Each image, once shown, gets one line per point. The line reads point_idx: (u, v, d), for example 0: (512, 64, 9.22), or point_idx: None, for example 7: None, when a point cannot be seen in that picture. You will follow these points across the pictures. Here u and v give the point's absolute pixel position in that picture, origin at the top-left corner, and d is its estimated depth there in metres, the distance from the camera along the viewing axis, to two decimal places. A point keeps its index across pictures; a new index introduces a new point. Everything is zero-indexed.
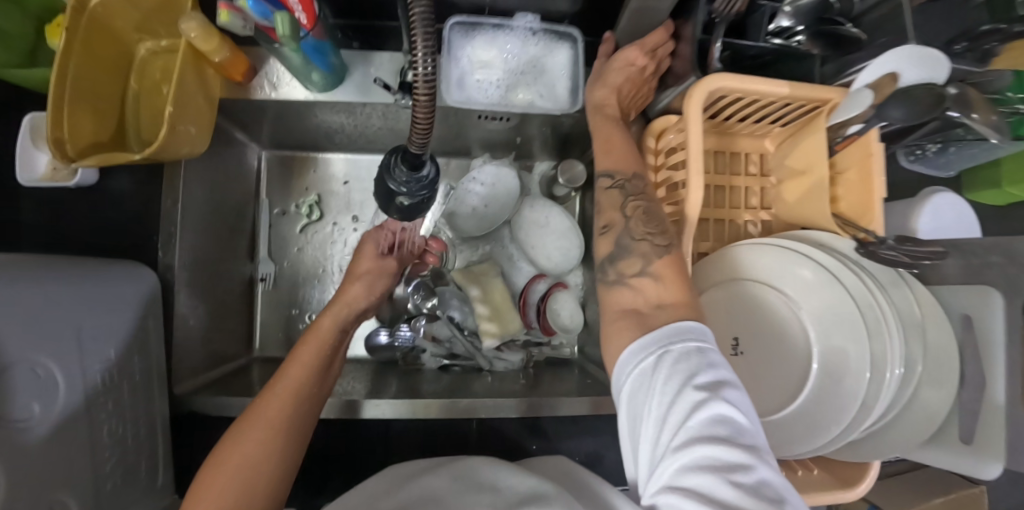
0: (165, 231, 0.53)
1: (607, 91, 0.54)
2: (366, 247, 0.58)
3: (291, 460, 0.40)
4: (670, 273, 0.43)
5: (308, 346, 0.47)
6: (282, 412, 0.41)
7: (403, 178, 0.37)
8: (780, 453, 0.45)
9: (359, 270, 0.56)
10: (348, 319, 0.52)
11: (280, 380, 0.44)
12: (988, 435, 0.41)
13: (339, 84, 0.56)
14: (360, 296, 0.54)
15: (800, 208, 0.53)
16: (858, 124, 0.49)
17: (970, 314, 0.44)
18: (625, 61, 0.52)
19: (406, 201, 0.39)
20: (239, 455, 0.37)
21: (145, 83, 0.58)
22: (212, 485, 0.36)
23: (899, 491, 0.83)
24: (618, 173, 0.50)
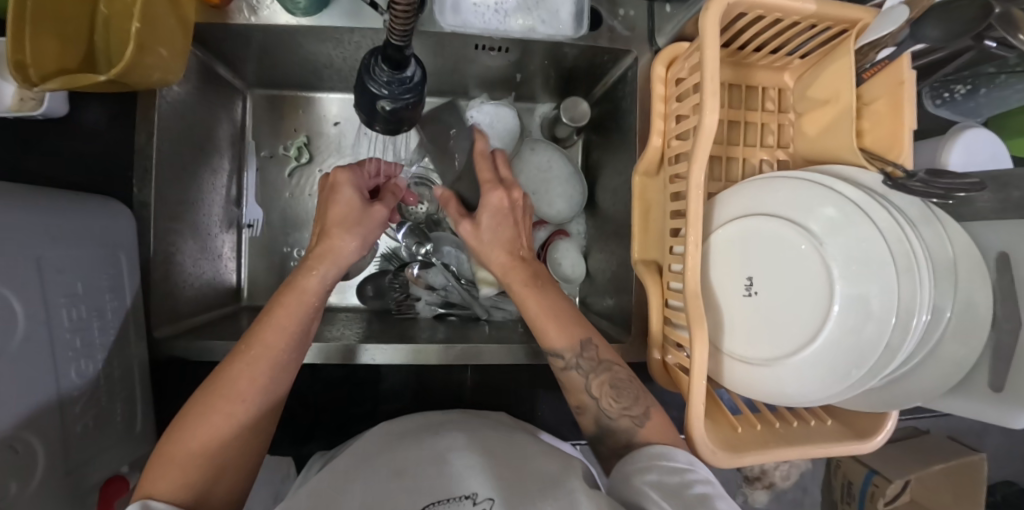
0: (141, 165, 0.50)
1: (501, 252, 0.47)
2: (344, 192, 0.45)
3: (260, 428, 0.40)
4: (611, 379, 0.44)
5: (287, 308, 0.42)
6: (252, 383, 0.39)
7: (386, 78, 0.43)
8: (788, 399, 0.44)
9: (332, 219, 0.45)
10: (335, 278, 0.44)
11: (254, 346, 0.40)
12: (1019, 379, 0.38)
13: (324, 7, 0.51)
14: (342, 251, 0.44)
15: (822, 142, 0.49)
16: (890, 48, 0.45)
17: (1008, 250, 0.40)
18: (491, 206, 0.47)
19: (389, 102, 0.45)
20: (205, 432, 0.36)
21: (116, 8, 0.51)
22: (175, 460, 0.35)
23: (900, 455, 0.81)
24: (530, 301, 0.46)
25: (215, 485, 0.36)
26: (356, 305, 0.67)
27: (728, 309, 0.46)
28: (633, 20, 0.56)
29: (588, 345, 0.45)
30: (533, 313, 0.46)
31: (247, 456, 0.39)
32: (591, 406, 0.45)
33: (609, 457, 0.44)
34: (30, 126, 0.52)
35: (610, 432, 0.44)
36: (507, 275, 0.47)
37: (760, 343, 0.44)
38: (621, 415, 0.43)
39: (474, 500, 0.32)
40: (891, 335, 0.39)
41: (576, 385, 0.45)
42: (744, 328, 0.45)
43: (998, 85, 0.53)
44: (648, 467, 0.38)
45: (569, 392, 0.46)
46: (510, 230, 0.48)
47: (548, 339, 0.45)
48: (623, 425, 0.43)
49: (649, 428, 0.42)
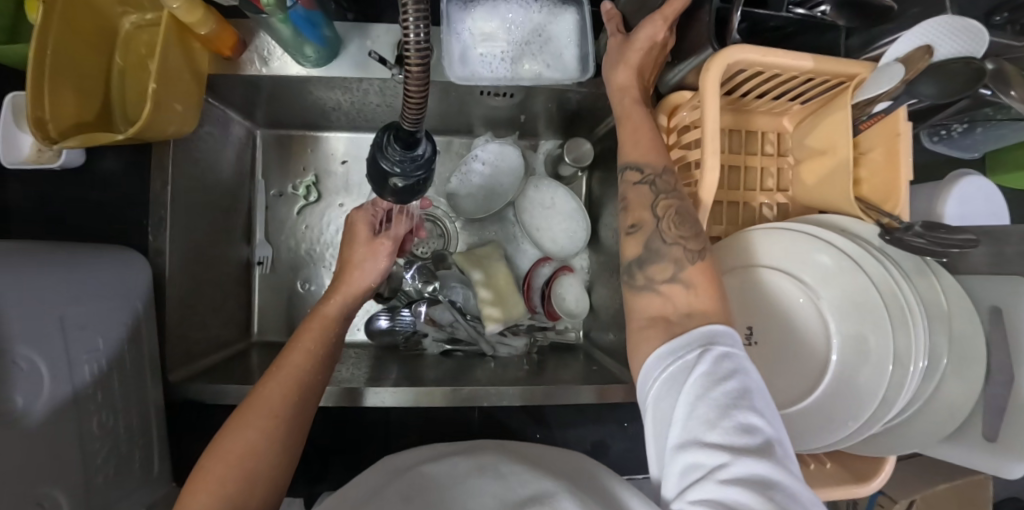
0: (155, 214, 0.51)
1: (624, 71, 0.48)
2: (358, 230, 0.51)
3: (290, 450, 0.39)
4: (675, 204, 0.42)
5: (312, 332, 0.45)
6: (284, 400, 0.40)
7: (397, 158, 0.37)
8: (790, 446, 0.44)
9: (355, 258, 0.50)
10: (351, 308, 0.49)
11: (283, 367, 0.42)
12: (1013, 433, 0.39)
13: (333, 59, 0.53)
14: (358, 283, 0.49)
15: (818, 191, 0.50)
16: (886, 102, 0.45)
17: (1000, 304, 0.41)
18: (645, 37, 0.46)
19: (400, 182, 0.39)
20: (240, 446, 0.37)
21: (129, 58, 0.53)
22: (211, 476, 0.35)
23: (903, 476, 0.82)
24: (633, 114, 0.47)
25: (247, 502, 0.35)
26: (364, 340, 0.69)
27: None
28: None
29: (670, 169, 0.44)
30: (626, 127, 0.47)
31: (278, 478, 0.38)
32: (648, 224, 0.43)
33: (644, 282, 0.42)
34: (50, 176, 0.54)
35: (658, 254, 0.41)
36: (622, 92, 0.48)
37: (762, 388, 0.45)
38: (676, 241, 0.41)
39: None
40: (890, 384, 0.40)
41: (642, 197, 0.44)
42: None
43: (993, 126, 0.55)
44: (684, 369, 0.34)
45: (628, 209, 0.45)
46: (641, 54, 0.47)
47: (625, 152, 0.46)
48: (673, 251, 0.41)
49: (696, 267, 0.40)
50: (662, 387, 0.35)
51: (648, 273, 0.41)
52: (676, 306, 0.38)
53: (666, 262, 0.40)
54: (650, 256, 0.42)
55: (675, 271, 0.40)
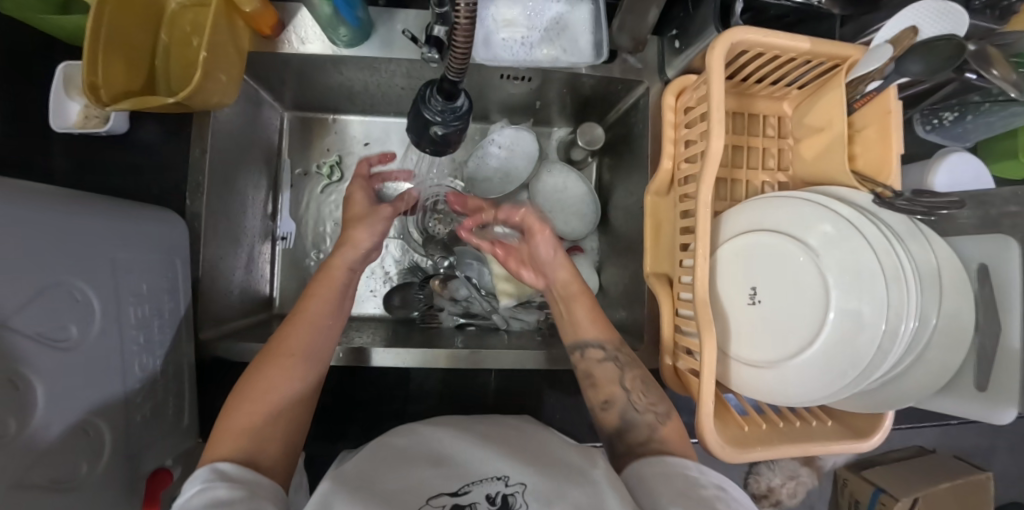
0: (193, 179, 0.55)
1: (565, 266, 0.54)
2: (356, 199, 0.56)
3: (308, 388, 0.44)
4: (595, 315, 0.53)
5: (321, 285, 0.50)
6: (301, 342, 0.45)
7: (439, 107, 0.39)
8: (789, 399, 0.47)
9: (359, 216, 0.54)
10: (358, 261, 0.53)
11: (300, 313, 0.47)
12: (1003, 378, 0.41)
13: (364, 40, 0.57)
14: (359, 240, 0.52)
15: (817, 166, 0.54)
16: (878, 81, 0.48)
17: (987, 262, 0.44)
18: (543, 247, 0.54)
19: (440, 130, 0.41)
20: (263, 384, 0.42)
21: (174, 36, 0.56)
22: (241, 409, 0.40)
23: (904, 474, 0.87)
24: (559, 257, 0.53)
25: (272, 434, 0.40)
26: (380, 313, 0.71)
27: (734, 316, 0.50)
28: (644, 54, 0.61)
29: (624, 342, 0.52)
30: (577, 312, 0.54)
31: (299, 417, 0.43)
32: (620, 398, 0.50)
33: (625, 448, 0.47)
34: (93, 143, 0.57)
35: (634, 422, 0.48)
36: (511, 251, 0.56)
37: (766, 346, 0.48)
38: (646, 408, 0.48)
39: (506, 481, 0.38)
40: (882, 341, 0.43)
41: (609, 374, 0.51)
42: (748, 332, 0.49)
43: (982, 112, 0.58)
44: (670, 473, 0.41)
45: (598, 385, 0.51)
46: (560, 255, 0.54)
47: (581, 333, 0.53)
48: (647, 418, 0.47)
49: (668, 425, 0.47)
50: (651, 479, 0.41)
51: (628, 439, 0.47)
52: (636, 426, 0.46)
53: (642, 427, 0.47)
54: (628, 426, 0.48)
55: (651, 432, 0.46)
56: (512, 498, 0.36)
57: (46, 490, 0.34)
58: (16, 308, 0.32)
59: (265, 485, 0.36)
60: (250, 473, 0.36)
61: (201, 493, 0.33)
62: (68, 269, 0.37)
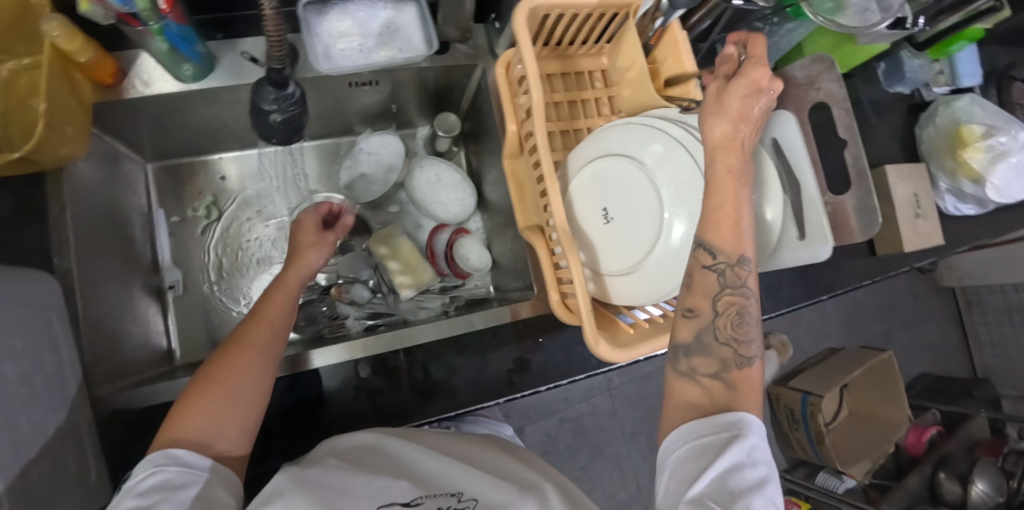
0: (57, 238, 0.54)
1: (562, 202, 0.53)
2: (308, 225, 0.59)
3: (265, 379, 0.46)
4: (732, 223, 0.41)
5: (278, 288, 0.52)
6: (262, 335, 0.47)
7: (273, 96, 0.43)
8: (653, 296, 0.53)
9: (305, 242, 0.58)
10: (308, 275, 0.56)
11: (267, 302, 0.51)
12: (817, 225, 0.51)
13: (211, 72, 0.60)
14: (311, 260, 0.56)
15: (635, 101, 0.61)
16: (661, 19, 0.56)
17: (775, 137, 0.53)
18: (746, 81, 0.40)
19: (280, 118, 0.44)
20: (226, 368, 0.44)
21: (9, 101, 0.56)
22: (201, 398, 0.42)
23: (821, 376, 1.14)
24: (728, 166, 0.41)
25: (233, 418, 0.43)
26: (283, 341, 0.67)
27: (596, 236, 0.56)
28: (473, 40, 0.66)
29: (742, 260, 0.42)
30: (712, 205, 0.41)
31: (256, 397, 0.45)
32: (707, 316, 0.42)
33: (685, 368, 0.42)
34: None
35: (705, 349, 0.42)
36: (716, 154, 0.41)
37: (626, 255, 0.53)
38: (724, 342, 0.42)
39: (458, 497, 0.43)
40: None
41: (706, 285, 0.42)
42: (609, 248, 0.55)
43: (765, 35, 0.70)
44: (716, 442, 0.37)
45: (689, 293, 0.43)
46: (761, 104, 0.41)
47: (720, 239, 0.41)
48: (722, 352, 0.41)
49: (739, 369, 0.41)
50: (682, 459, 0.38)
51: (693, 363, 0.42)
52: (713, 401, 0.40)
53: (714, 358, 0.41)
54: (697, 350, 0.42)
55: (718, 367, 0.41)
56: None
57: None
58: None
59: (219, 473, 0.40)
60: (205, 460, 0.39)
61: (152, 477, 0.37)
62: None
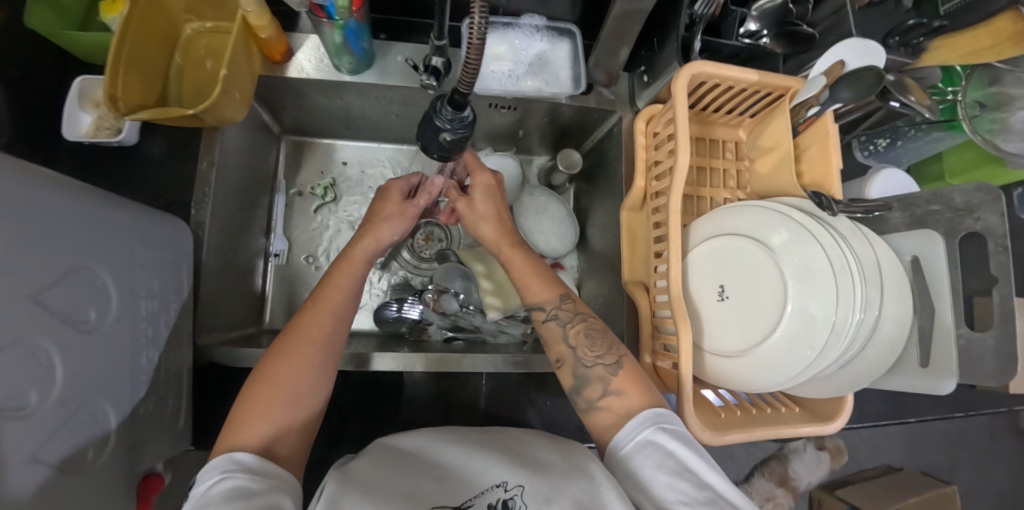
0: (200, 191, 0.58)
1: (488, 225, 0.57)
2: (393, 193, 0.56)
3: (322, 379, 0.45)
4: (584, 331, 0.51)
5: (341, 273, 0.50)
6: (322, 332, 0.46)
7: (449, 117, 0.45)
8: (754, 386, 0.52)
9: (385, 210, 0.55)
10: (375, 252, 0.53)
11: (325, 293, 0.49)
12: (943, 353, 0.49)
13: (367, 68, 0.63)
14: (382, 232, 0.54)
15: (767, 180, 0.62)
16: (816, 107, 0.56)
17: (917, 255, 0.52)
18: (480, 184, 0.57)
19: (449, 137, 0.46)
20: (283, 371, 0.43)
21: (189, 58, 0.61)
22: (261, 401, 0.41)
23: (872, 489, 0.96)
24: (517, 256, 0.55)
25: (290, 425, 0.41)
26: (369, 329, 0.72)
27: (704, 310, 0.55)
28: (617, 87, 0.68)
29: (566, 298, 0.53)
30: (518, 270, 0.55)
31: (313, 401, 0.44)
32: (569, 357, 0.51)
33: (585, 404, 0.49)
34: (102, 154, 0.59)
35: (586, 378, 0.49)
36: (497, 242, 0.56)
37: (735, 337, 0.53)
38: (594, 362, 0.49)
39: (505, 486, 0.40)
40: (830, 337, 0.48)
41: (556, 335, 0.52)
42: (716, 325, 0.54)
43: (910, 139, 0.67)
44: (642, 444, 0.42)
45: (549, 346, 0.52)
46: (497, 202, 0.57)
47: (535, 295, 0.53)
48: (597, 371, 0.49)
49: (620, 376, 0.48)
50: (628, 454, 0.42)
51: (586, 395, 0.49)
52: (619, 413, 0.46)
53: (595, 383, 0.48)
54: (581, 382, 0.49)
55: (603, 387, 0.48)
56: (513, 502, 0.38)
57: (54, 467, 0.36)
58: (42, 287, 0.35)
59: (282, 477, 0.38)
60: (270, 466, 0.37)
61: (219, 485, 0.35)
62: (91, 257, 0.41)
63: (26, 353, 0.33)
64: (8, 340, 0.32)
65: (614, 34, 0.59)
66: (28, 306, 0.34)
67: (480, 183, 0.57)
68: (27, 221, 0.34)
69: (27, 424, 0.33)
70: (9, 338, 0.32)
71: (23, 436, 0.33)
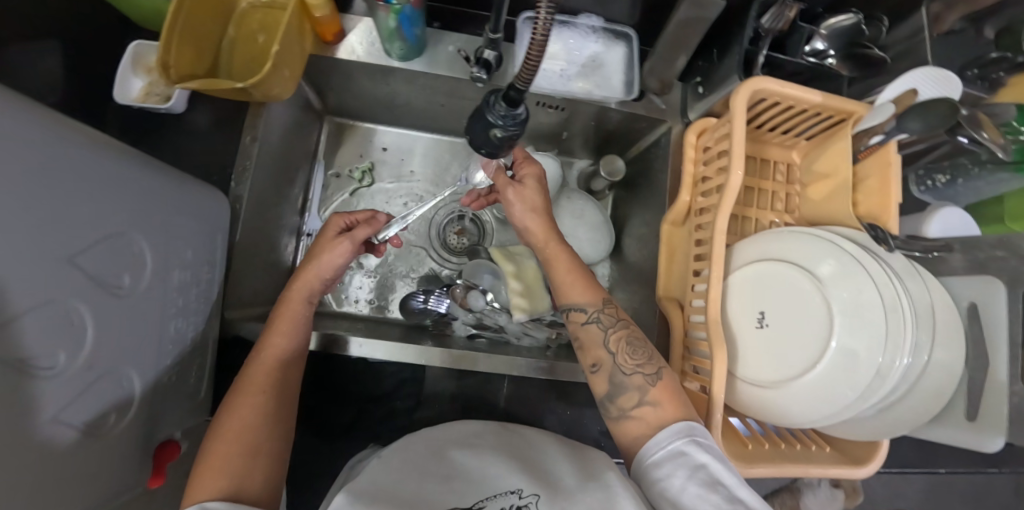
0: (240, 164, 0.58)
1: (535, 219, 0.53)
2: (330, 228, 0.54)
3: (280, 422, 0.45)
4: (626, 338, 0.49)
5: (284, 318, 0.50)
6: (269, 376, 0.46)
7: (502, 112, 0.44)
8: (787, 420, 0.50)
9: (319, 247, 0.52)
10: (318, 289, 0.52)
11: (269, 340, 0.48)
12: (995, 409, 0.46)
13: (417, 55, 0.62)
14: (329, 262, 0.51)
15: (822, 207, 0.59)
16: (880, 135, 0.53)
17: (975, 301, 0.49)
18: (530, 177, 0.54)
19: (500, 133, 0.45)
20: (237, 423, 0.43)
21: (242, 32, 0.61)
22: (218, 456, 0.41)
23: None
24: (562, 257, 0.52)
25: (255, 469, 0.41)
26: (393, 317, 0.72)
27: (740, 337, 0.54)
28: (669, 96, 0.66)
29: (609, 302, 0.51)
30: (558, 273, 0.52)
31: (277, 444, 0.44)
32: (608, 361, 0.49)
33: (618, 412, 0.47)
34: (149, 119, 0.60)
35: (623, 386, 0.47)
36: (546, 235, 0.53)
37: (771, 367, 0.51)
38: (634, 371, 0.47)
39: (519, 494, 0.38)
40: (873, 381, 0.45)
41: (595, 338, 0.50)
42: (751, 352, 0.52)
43: (972, 178, 0.63)
44: (671, 454, 0.41)
45: (586, 349, 0.50)
46: (536, 196, 0.53)
47: (570, 296, 0.52)
48: (635, 381, 0.47)
49: (658, 387, 0.46)
50: (655, 464, 0.42)
51: (619, 403, 0.47)
52: (649, 424, 0.45)
53: (631, 392, 0.46)
54: (617, 389, 0.48)
55: (640, 397, 0.46)
56: None
57: (77, 429, 0.36)
58: (82, 249, 0.35)
59: None
60: (238, 502, 0.37)
61: None
62: (129, 223, 0.41)
63: (59, 313, 0.34)
64: (43, 299, 0.32)
65: (673, 42, 0.57)
66: (65, 267, 0.34)
67: (531, 176, 0.54)
68: (72, 183, 0.34)
69: (55, 385, 0.34)
70: (43, 297, 0.32)
71: (50, 396, 0.33)
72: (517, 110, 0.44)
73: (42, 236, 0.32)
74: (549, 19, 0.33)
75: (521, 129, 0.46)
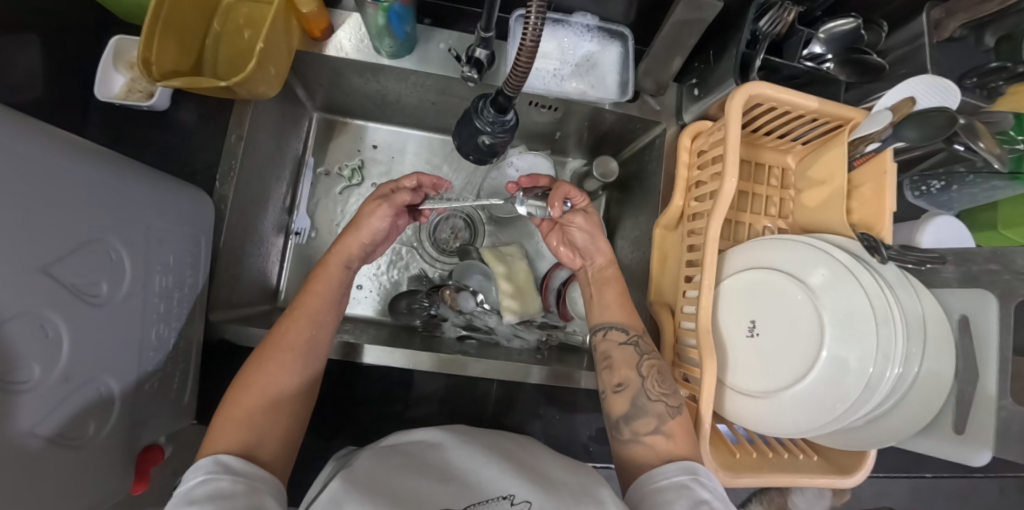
0: (225, 164, 0.57)
1: (600, 246, 0.57)
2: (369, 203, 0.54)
3: (302, 385, 0.45)
4: (656, 367, 0.50)
5: (319, 280, 0.50)
6: (300, 339, 0.46)
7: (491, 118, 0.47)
8: (775, 430, 0.50)
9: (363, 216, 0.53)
10: (355, 259, 0.53)
11: (302, 302, 0.49)
12: (980, 423, 0.46)
13: (407, 53, 0.60)
14: (369, 230, 0.53)
15: (816, 214, 0.58)
16: (875, 143, 0.52)
17: (968, 314, 0.49)
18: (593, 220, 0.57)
19: (488, 139, 0.49)
20: (263, 380, 0.43)
21: (227, 25, 0.59)
22: (240, 411, 0.41)
23: None
24: (614, 284, 0.56)
25: (272, 431, 0.41)
26: (382, 318, 0.71)
27: (731, 346, 0.53)
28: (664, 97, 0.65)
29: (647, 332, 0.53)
30: (609, 294, 0.56)
31: (295, 406, 0.44)
32: (635, 383, 0.49)
33: (630, 435, 0.47)
34: (131, 117, 0.59)
35: (643, 410, 0.47)
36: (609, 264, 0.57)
37: (762, 376, 0.50)
38: (658, 398, 0.48)
39: (512, 500, 0.35)
40: (863, 389, 0.45)
41: (629, 359, 0.51)
42: (742, 360, 0.52)
43: (967, 184, 0.62)
44: (672, 485, 0.40)
45: (614, 368, 0.51)
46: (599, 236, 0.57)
47: (613, 315, 0.54)
48: (657, 408, 0.47)
49: (676, 420, 0.46)
50: (655, 493, 0.40)
51: (635, 427, 0.47)
52: (659, 455, 0.44)
53: (650, 418, 0.46)
54: (637, 412, 0.48)
55: (657, 424, 0.46)
56: None
57: (53, 442, 0.35)
58: (56, 258, 0.34)
59: (264, 479, 0.37)
60: (254, 469, 0.37)
61: (206, 484, 0.34)
62: (108, 228, 0.40)
63: (33, 324, 0.33)
64: (15, 311, 0.31)
65: (669, 44, 0.56)
66: (38, 278, 0.33)
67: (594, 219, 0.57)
68: (44, 192, 0.33)
69: (29, 398, 0.33)
70: (14, 308, 0.31)
71: (24, 409, 0.32)
72: (507, 115, 0.48)
73: (13, 246, 0.31)
74: (540, 22, 0.35)
75: (510, 132, 0.49)
